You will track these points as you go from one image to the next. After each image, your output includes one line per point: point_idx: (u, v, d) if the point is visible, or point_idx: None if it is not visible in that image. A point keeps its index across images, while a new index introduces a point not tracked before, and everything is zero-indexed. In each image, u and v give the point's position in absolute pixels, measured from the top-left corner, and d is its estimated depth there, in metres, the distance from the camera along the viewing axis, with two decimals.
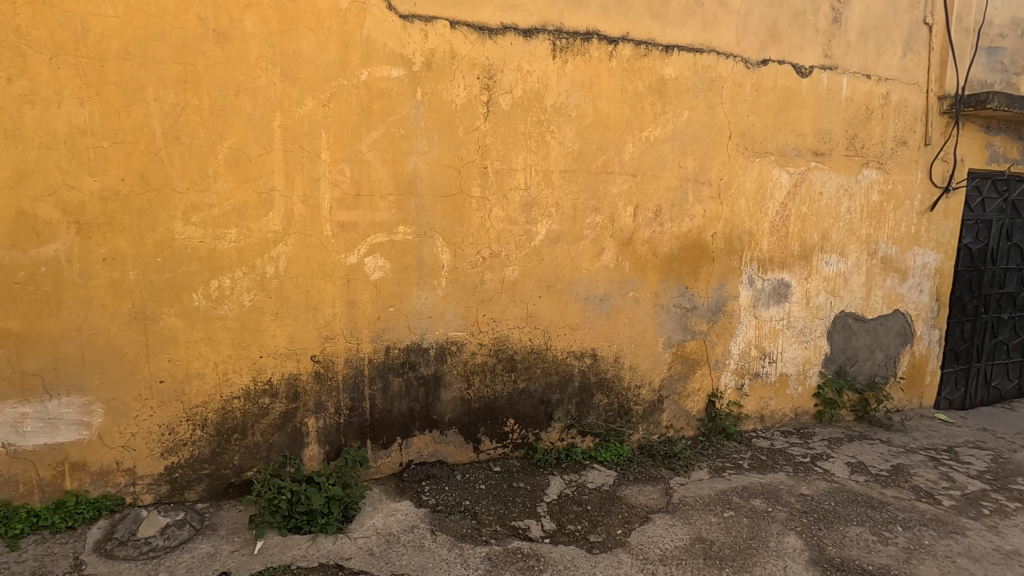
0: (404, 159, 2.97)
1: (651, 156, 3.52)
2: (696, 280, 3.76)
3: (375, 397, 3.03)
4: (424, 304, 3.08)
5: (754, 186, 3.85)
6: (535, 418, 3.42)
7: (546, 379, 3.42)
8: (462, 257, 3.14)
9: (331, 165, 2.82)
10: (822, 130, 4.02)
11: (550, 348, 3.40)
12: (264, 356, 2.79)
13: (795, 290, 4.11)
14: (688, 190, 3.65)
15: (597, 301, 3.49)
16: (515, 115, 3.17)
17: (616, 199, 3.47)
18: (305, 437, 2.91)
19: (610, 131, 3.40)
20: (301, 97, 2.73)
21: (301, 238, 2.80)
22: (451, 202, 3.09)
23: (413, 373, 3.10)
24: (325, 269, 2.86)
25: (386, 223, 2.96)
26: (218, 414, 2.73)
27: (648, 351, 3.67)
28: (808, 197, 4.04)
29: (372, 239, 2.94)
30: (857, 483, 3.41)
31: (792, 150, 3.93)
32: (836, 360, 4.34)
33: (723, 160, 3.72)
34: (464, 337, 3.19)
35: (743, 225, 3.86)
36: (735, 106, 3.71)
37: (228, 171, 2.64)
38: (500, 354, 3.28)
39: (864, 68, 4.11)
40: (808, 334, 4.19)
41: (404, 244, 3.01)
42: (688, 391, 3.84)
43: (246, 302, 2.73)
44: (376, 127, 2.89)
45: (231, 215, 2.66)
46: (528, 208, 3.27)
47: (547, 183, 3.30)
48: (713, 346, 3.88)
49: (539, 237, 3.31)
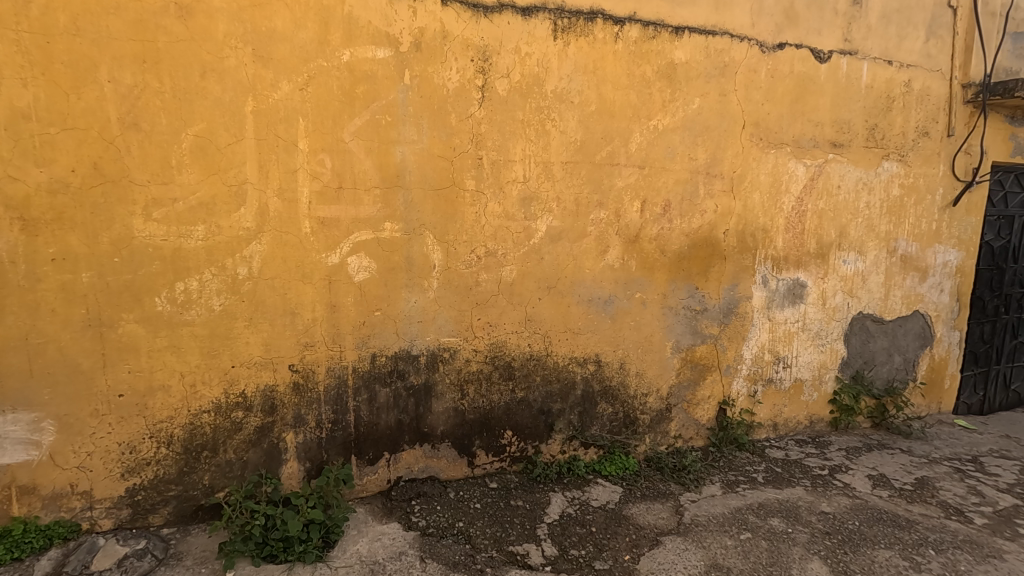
0: (391, 149, 2.71)
1: (659, 146, 3.26)
2: (707, 279, 3.51)
3: (360, 409, 2.78)
4: (414, 307, 2.83)
5: (769, 179, 3.60)
6: (535, 429, 3.18)
7: (546, 388, 3.17)
8: (455, 256, 2.89)
9: (310, 155, 2.56)
10: (841, 119, 3.77)
11: (550, 354, 3.15)
12: (237, 366, 2.53)
13: (811, 291, 3.86)
14: (698, 183, 3.39)
15: (601, 303, 3.24)
16: (513, 101, 2.91)
17: (622, 193, 3.21)
18: (283, 454, 2.66)
19: (615, 120, 3.14)
20: (275, 79, 2.47)
21: (276, 236, 2.54)
22: (443, 197, 2.83)
23: (401, 382, 2.85)
24: (304, 270, 2.61)
25: (371, 219, 2.71)
26: (186, 430, 2.47)
27: (655, 356, 3.42)
28: (826, 191, 3.79)
29: (355, 237, 2.68)
30: (880, 499, 3.17)
31: (809, 141, 3.68)
32: (854, 364, 4.10)
33: (736, 151, 3.47)
34: (458, 342, 2.94)
35: (757, 221, 3.60)
36: (749, 94, 3.45)
37: (194, 161, 2.38)
38: (497, 361, 3.03)
39: (885, 54, 3.85)
40: (824, 336, 3.95)
41: (391, 243, 2.75)
42: (698, 399, 3.59)
43: (216, 306, 2.47)
44: (360, 114, 2.63)
45: (197, 210, 2.40)
46: (527, 202, 3.01)
47: (547, 175, 3.04)
48: (724, 350, 3.63)
49: (538, 234, 3.06)
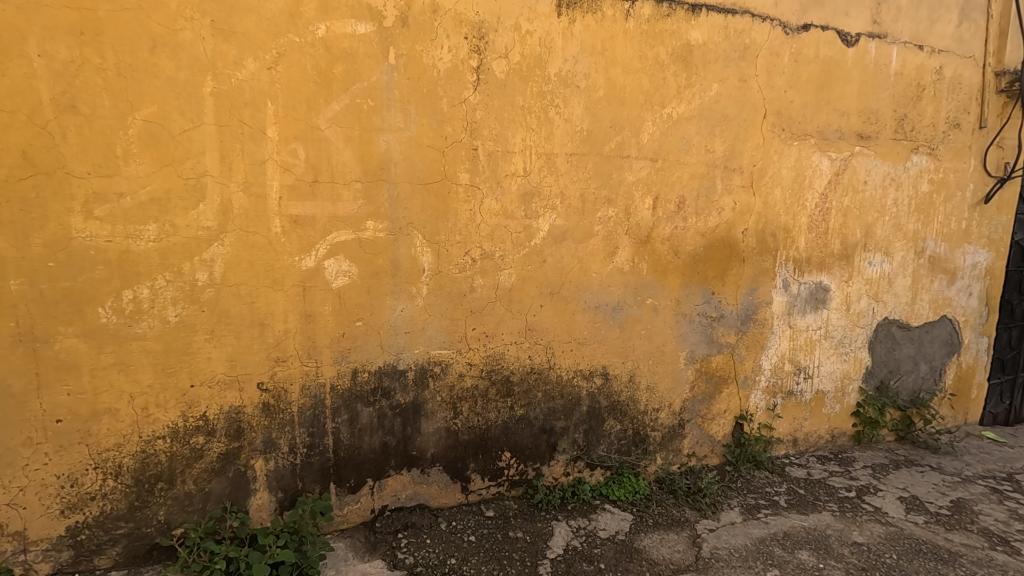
0: (375, 137, 2.39)
1: (674, 137, 2.95)
2: (723, 283, 3.21)
3: (340, 431, 2.47)
4: (400, 317, 2.52)
5: (791, 174, 3.29)
6: (536, 450, 2.88)
7: (548, 404, 2.86)
8: (446, 259, 2.58)
9: (280, 144, 2.24)
10: (868, 109, 3.46)
11: (553, 367, 2.85)
12: (197, 385, 2.22)
13: (834, 295, 3.56)
14: (716, 178, 3.09)
15: (609, 310, 2.93)
16: (512, 85, 2.60)
17: (633, 188, 2.90)
18: (252, 484, 2.35)
19: (625, 107, 2.83)
20: (239, 56, 2.14)
21: (241, 236, 2.22)
22: (434, 192, 2.52)
23: (386, 401, 2.54)
24: (274, 275, 2.29)
25: (351, 217, 2.39)
26: (137, 459, 2.16)
27: (667, 368, 3.12)
28: (852, 187, 3.48)
29: (333, 237, 2.37)
30: (916, 527, 2.89)
31: (835, 132, 3.38)
32: (878, 374, 3.81)
33: (756, 143, 3.16)
34: (451, 355, 2.63)
35: (778, 220, 3.30)
36: (771, 80, 3.14)
37: (143, 150, 2.05)
38: (494, 376, 2.73)
39: (915, 38, 3.54)
40: (848, 344, 3.65)
41: (374, 244, 2.44)
42: (713, 413, 3.30)
43: (171, 317, 2.15)
44: (338, 98, 2.31)
45: (148, 207, 2.08)
46: (527, 199, 2.70)
47: (550, 168, 2.73)
48: (742, 360, 3.33)
49: (540, 234, 2.75)
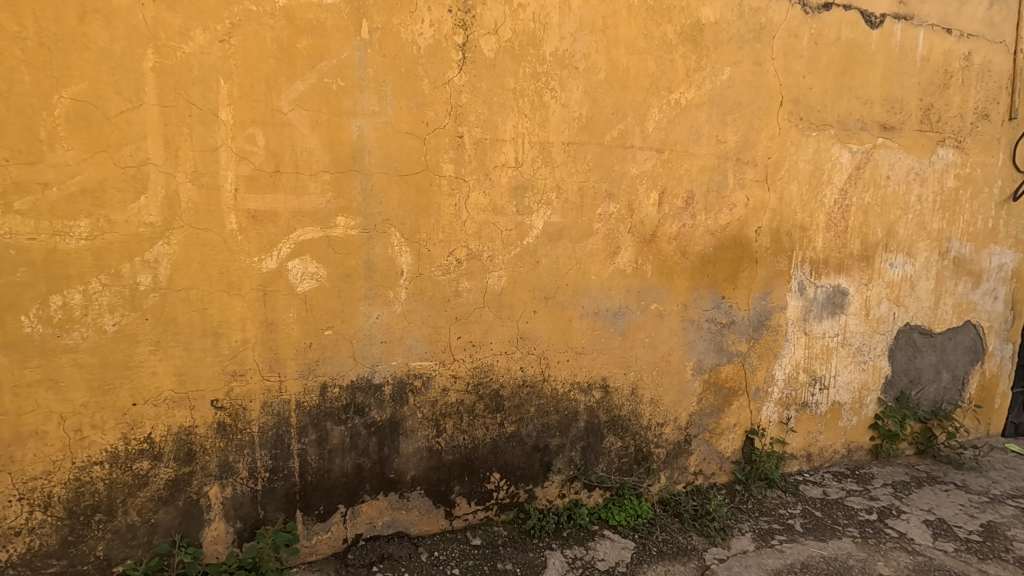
0: (345, 122, 2.11)
1: (682, 125, 2.68)
2: (735, 287, 2.94)
3: (307, 453, 2.21)
4: (375, 325, 2.25)
5: (809, 167, 3.02)
6: (529, 471, 2.61)
7: (542, 420, 2.60)
8: (428, 260, 2.30)
9: (235, 128, 1.96)
10: (892, 97, 3.19)
11: (547, 379, 2.58)
12: (140, 403, 1.95)
13: (853, 299, 3.29)
14: (727, 171, 2.81)
15: (610, 316, 2.67)
16: (503, 65, 2.32)
17: (637, 182, 2.63)
18: (205, 514, 2.08)
19: (629, 91, 2.55)
20: (185, 26, 1.86)
21: (190, 234, 1.94)
22: (414, 185, 2.24)
23: (360, 418, 2.27)
24: (230, 278, 2.02)
25: (319, 212, 2.11)
26: (70, 488, 1.89)
27: (672, 380, 2.86)
28: (874, 182, 3.21)
29: (298, 235, 2.09)
30: (946, 557, 2.65)
31: (856, 122, 3.10)
32: (898, 384, 3.55)
33: (772, 133, 2.88)
34: (433, 367, 2.36)
35: (794, 218, 3.03)
36: (788, 64, 2.86)
37: (71, 133, 1.77)
38: (481, 389, 2.46)
39: (944, 21, 3.26)
40: (866, 352, 3.39)
41: (345, 244, 2.16)
42: (722, 428, 3.04)
43: (108, 326, 1.88)
44: (302, 76, 2.03)
45: (80, 199, 1.80)
46: (519, 192, 2.42)
47: (545, 159, 2.45)
48: (754, 370, 3.07)
49: (534, 232, 2.47)
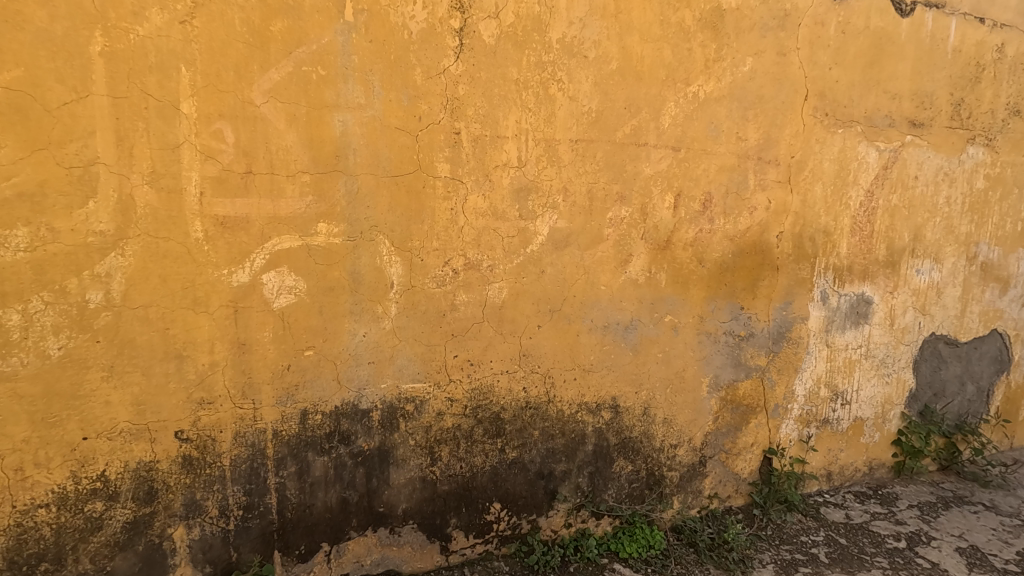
0: (327, 116, 1.87)
1: (700, 121, 2.44)
2: (754, 297, 2.71)
3: (285, 488, 1.97)
4: (362, 344, 2.02)
5: (834, 167, 2.79)
6: (532, 500, 2.39)
7: (546, 444, 2.38)
8: (421, 270, 2.07)
9: (199, 123, 1.72)
10: (921, 91, 2.96)
11: (552, 400, 2.35)
12: (92, 438, 1.71)
13: (877, 308, 3.07)
14: (748, 171, 2.58)
15: (620, 330, 2.44)
16: (504, 53, 2.08)
17: (651, 183, 2.39)
18: (169, 559, 1.85)
19: (643, 83, 2.31)
20: (140, 5, 1.61)
21: (148, 244, 1.70)
22: (405, 188, 2.00)
23: (345, 447, 2.04)
24: (195, 294, 1.77)
25: (298, 218, 1.87)
26: (10, 536, 1.65)
27: (687, 398, 2.64)
28: (901, 182, 2.99)
29: (274, 244, 1.85)
30: None
31: (884, 118, 2.87)
32: (921, 398, 3.34)
33: (796, 130, 2.66)
34: (426, 389, 2.13)
35: (818, 222, 2.80)
36: (814, 54, 2.63)
37: (5, 127, 1.53)
38: (480, 413, 2.23)
39: (977, 9, 3.02)
40: (890, 365, 3.17)
41: (327, 254, 1.93)
42: (739, 448, 2.82)
43: (53, 351, 1.64)
44: (277, 64, 1.78)
45: (17, 204, 1.56)
46: (522, 195, 2.19)
47: (551, 158, 2.22)
48: (773, 386, 2.85)
49: (538, 239, 2.24)
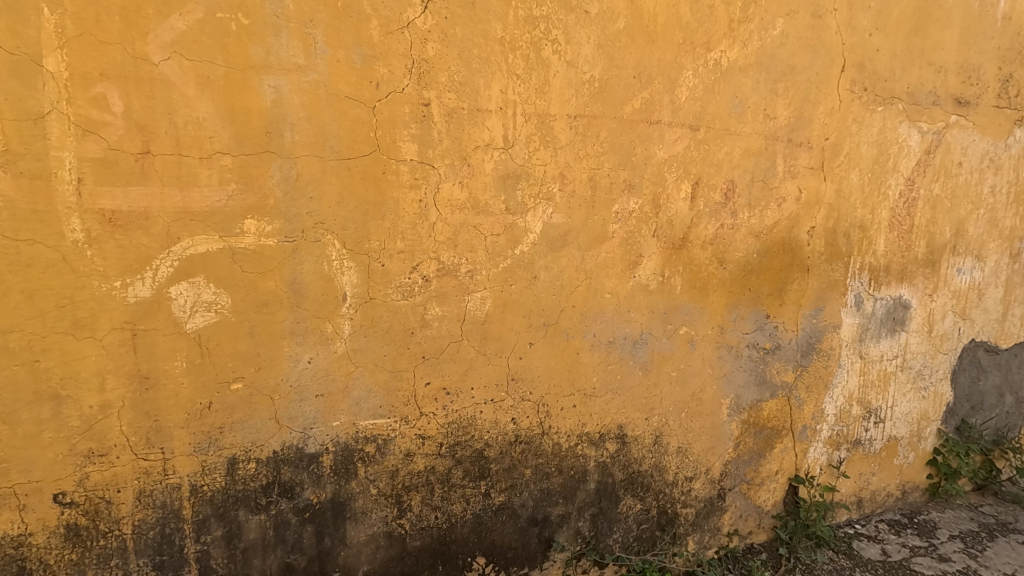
0: (253, 80, 1.43)
1: (723, 95, 2.04)
2: (782, 303, 2.32)
3: (210, 557, 1.55)
4: (307, 373, 1.59)
5: (873, 151, 2.40)
6: (523, 551, 1.99)
7: (540, 484, 1.98)
8: (382, 278, 1.64)
9: (73, 85, 1.28)
10: (967, 65, 2.56)
11: (547, 433, 1.95)
12: None
13: (915, 313, 2.69)
14: (777, 155, 2.18)
15: (629, 346, 2.04)
16: (486, 4, 1.65)
17: (664, 169, 1.99)
18: None
19: (655, 48, 1.90)
20: None
21: (3, 250, 1.26)
22: (360, 175, 1.58)
23: (288, 502, 1.62)
24: (75, 314, 1.34)
25: (216, 214, 1.44)
26: None
27: (705, 423, 2.25)
28: (944, 170, 2.60)
29: (185, 248, 1.42)
30: None
31: (928, 95, 2.48)
32: (959, 412, 2.94)
33: (831, 107, 2.26)
34: (391, 427, 1.72)
35: (853, 215, 2.41)
36: (853, 17, 2.22)
37: None
38: (459, 452, 1.83)
39: None
40: (928, 377, 2.80)
41: (258, 260, 1.50)
42: (762, 478, 2.44)
43: None
44: (182, 8, 1.34)
45: None
46: (509, 183, 1.77)
47: (544, 138, 1.80)
48: (801, 406, 2.47)
49: (529, 238, 1.82)
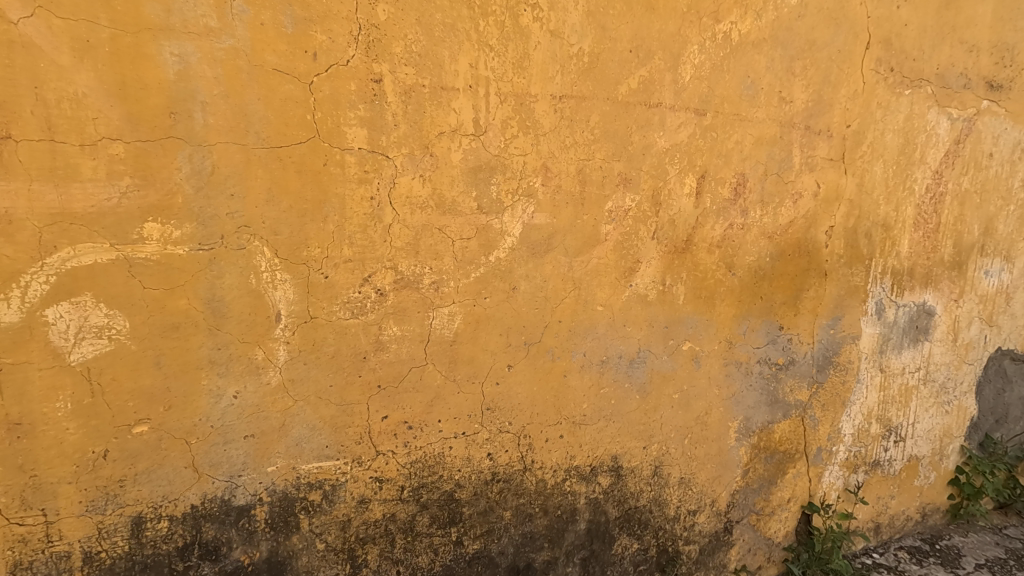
0: (150, 46, 1.13)
1: (733, 74, 1.75)
2: (797, 313, 2.05)
3: None
4: (231, 410, 1.30)
5: (898, 141, 2.13)
6: None
7: (523, 528, 1.70)
8: (324, 293, 1.35)
9: None
10: (1003, 43, 2.25)
11: (529, 469, 1.67)
12: None
13: (941, 321, 2.42)
14: (793, 145, 1.90)
15: (624, 366, 1.76)
16: None
17: (665, 161, 1.70)
18: None
19: (655, 17, 1.61)
20: None
21: None
22: (295, 167, 1.28)
23: (212, 566, 1.34)
24: None
25: (105, 217, 1.14)
26: None
27: (711, 450, 1.98)
28: (975, 161, 2.31)
29: (64, 260, 1.12)
30: None
31: (959, 78, 2.19)
32: (984, 426, 2.66)
33: (854, 89, 1.98)
34: (341, 470, 1.43)
35: (876, 213, 2.14)
36: None
37: None
38: (425, 496, 1.54)
39: None
40: (952, 390, 2.53)
41: (163, 274, 1.20)
42: (773, 507, 2.18)
43: None
44: None
45: None
46: (482, 177, 1.48)
47: (524, 124, 1.51)
48: (817, 426, 2.21)
49: (507, 242, 1.54)
